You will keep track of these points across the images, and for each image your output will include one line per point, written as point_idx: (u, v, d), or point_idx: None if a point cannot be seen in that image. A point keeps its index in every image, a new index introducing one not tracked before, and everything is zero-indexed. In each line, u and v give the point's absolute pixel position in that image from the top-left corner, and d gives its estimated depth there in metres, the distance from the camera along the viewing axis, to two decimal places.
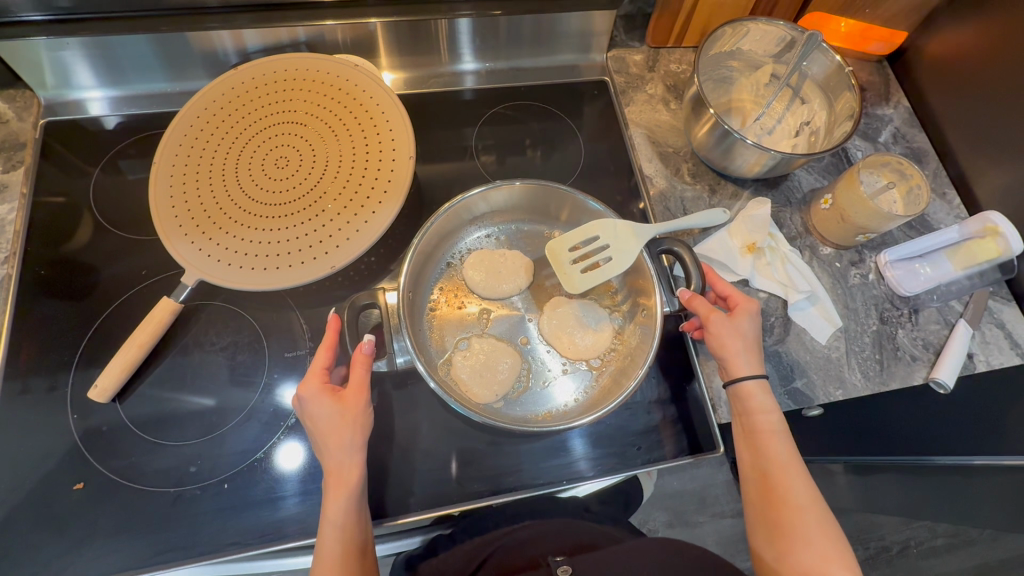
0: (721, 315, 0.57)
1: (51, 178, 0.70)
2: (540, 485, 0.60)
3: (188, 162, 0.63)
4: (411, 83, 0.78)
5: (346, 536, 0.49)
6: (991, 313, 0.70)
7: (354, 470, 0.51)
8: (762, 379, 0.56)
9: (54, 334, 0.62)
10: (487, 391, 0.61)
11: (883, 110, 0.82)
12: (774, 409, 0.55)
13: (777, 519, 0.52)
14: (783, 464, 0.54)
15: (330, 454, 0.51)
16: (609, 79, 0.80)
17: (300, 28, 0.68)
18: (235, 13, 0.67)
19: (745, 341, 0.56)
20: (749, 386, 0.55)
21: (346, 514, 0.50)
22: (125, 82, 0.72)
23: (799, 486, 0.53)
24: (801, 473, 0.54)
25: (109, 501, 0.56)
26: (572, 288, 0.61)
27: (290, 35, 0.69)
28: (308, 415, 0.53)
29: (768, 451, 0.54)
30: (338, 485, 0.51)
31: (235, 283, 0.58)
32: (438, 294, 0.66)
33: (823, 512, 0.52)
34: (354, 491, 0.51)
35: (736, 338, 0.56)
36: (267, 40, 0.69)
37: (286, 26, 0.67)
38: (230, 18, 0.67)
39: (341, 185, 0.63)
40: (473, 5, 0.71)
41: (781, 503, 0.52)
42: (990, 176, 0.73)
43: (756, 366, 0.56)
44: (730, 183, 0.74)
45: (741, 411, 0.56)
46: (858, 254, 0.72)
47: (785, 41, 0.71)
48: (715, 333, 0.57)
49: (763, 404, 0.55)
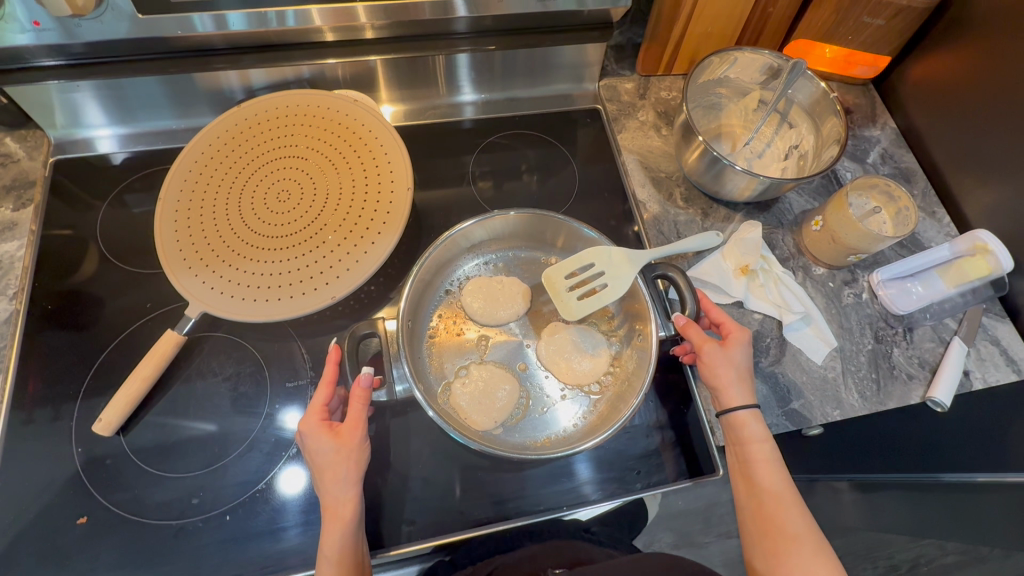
0: (715, 346, 0.57)
1: (59, 214, 0.71)
2: (540, 511, 0.60)
3: (193, 196, 0.65)
4: (409, 116, 0.80)
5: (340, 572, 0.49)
6: (985, 330, 0.70)
7: (349, 504, 0.52)
8: (755, 409, 0.56)
9: (59, 368, 0.63)
10: (487, 418, 0.61)
11: (870, 132, 0.84)
12: (768, 439, 0.55)
13: (771, 549, 0.53)
14: (777, 494, 0.54)
15: (326, 489, 0.52)
16: (602, 107, 0.82)
17: (304, 66, 0.71)
18: (240, 54, 0.69)
19: (738, 370, 0.57)
20: (741, 417, 0.56)
21: (339, 549, 0.50)
22: (134, 120, 0.74)
23: (793, 516, 0.53)
24: (796, 501, 0.54)
25: (111, 534, 0.56)
26: (567, 316, 0.63)
27: (295, 72, 0.72)
28: (307, 450, 0.54)
29: (760, 481, 0.55)
30: (333, 520, 0.51)
31: (238, 315, 0.59)
32: (437, 321, 0.67)
33: (819, 542, 0.52)
34: (349, 526, 0.51)
35: (728, 368, 0.57)
36: (273, 77, 0.72)
37: (290, 65, 0.70)
38: (235, 59, 0.69)
39: (341, 216, 0.65)
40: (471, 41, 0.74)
41: (777, 533, 0.53)
42: (977, 196, 0.74)
43: (749, 396, 0.56)
44: (722, 207, 0.75)
45: (734, 440, 0.57)
46: (851, 274, 0.72)
47: (772, 69, 0.73)
48: (708, 362, 0.57)
49: (756, 432, 0.56)
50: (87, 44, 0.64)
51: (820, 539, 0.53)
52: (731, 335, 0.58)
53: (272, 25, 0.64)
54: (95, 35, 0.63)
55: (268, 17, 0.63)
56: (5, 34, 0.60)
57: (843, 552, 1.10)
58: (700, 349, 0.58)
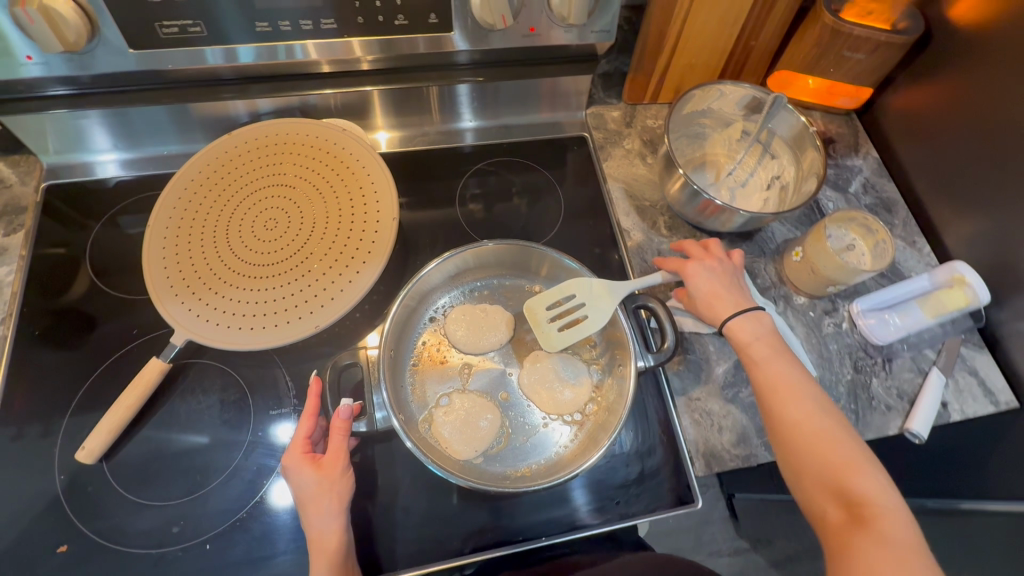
0: (688, 295, 0.64)
1: (48, 239, 0.72)
2: (521, 541, 0.60)
3: (182, 224, 0.66)
4: (402, 142, 0.81)
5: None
6: (964, 360, 0.71)
7: (335, 536, 0.52)
8: (728, 321, 0.59)
9: (45, 394, 0.63)
10: (468, 447, 0.62)
11: (853, 161, 0.85)
12: (761, 340, 0.58)
13: (781, 442, 0.53)
14: (785, 395, 0.54)
15: (310, 523, 0.53)
16: (589, 135, 0.84)
17: (312, 95, 0.72)
18: (248, 83, 0.71)
19: (704, 294, 0.62)
20: (733, 324, 0.59)
21: None
22: (138, 145, 0.76)
23: (798, 403, 0.53)
24: (800, 390, 0.54)
25: (91, 564, 0.57)
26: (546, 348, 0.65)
27: (301, 100, 0.73)
28: (291, 484, 0.55)
29: (768, 384, 0.55)
30: (320, 553, 0.51)
31: (223, 343, 0.60)
32: (420, 349, 0.68)
33: (827, 424, 0.52)
34: (336, 559, 0.51)
35: (697, 303, 0.63)
36: (278, 104, 0.73)
37: (297, 94, 0.72)
38: (243, 88, 0.71)
39: (328, 245, 0.66)
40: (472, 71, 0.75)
41: (781, 424, 0.53)
42: (957, 226, 0.75)
43: (721, 314, 0.60)
44: (706, 236, 0.77)
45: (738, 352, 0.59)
46: (831, 304, 0.73)
47: (754, 102, 0.75)
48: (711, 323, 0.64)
49: (747, 337, 0.58)
50: (95, 75, 0.65)
51: (839, 428, 0.53)
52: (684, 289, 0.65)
53: (281, 59, 0.66)
54: (104, 67, 0.64)
55: (278, 51, 0.65)
56: (14, 67, 0.62)
57: None
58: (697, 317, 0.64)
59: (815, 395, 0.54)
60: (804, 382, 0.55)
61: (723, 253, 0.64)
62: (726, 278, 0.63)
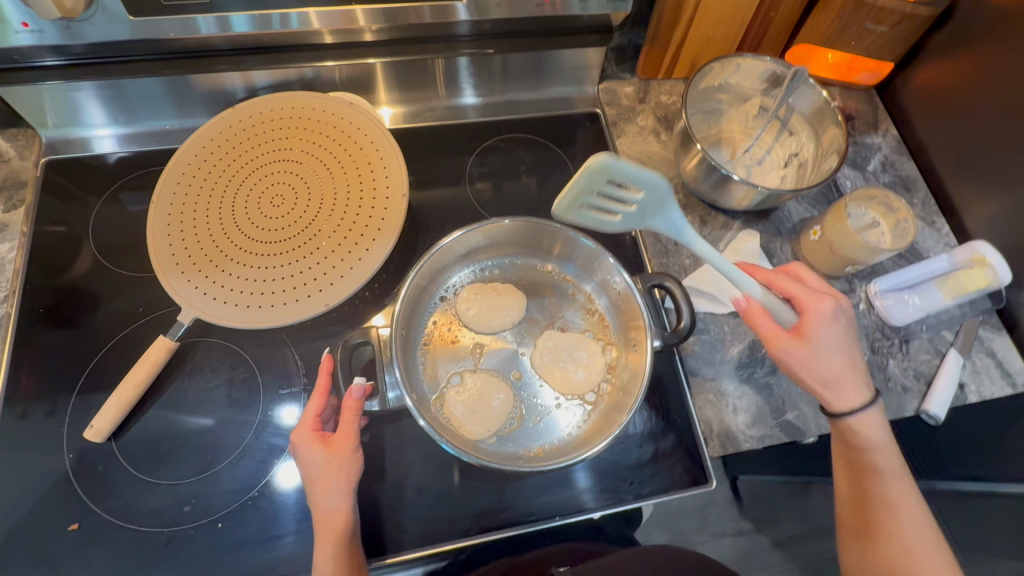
0: (799, 351, 0.52)
1: (49, 215, 0.70)
2: (534, 521, 0.60)
3: (185, 200, 0.64)
4: (406, 118, 0.79)
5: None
6: (981, 342, 0.69)
7: (341, 516, 0.52)
8: (863, 416, 0.53)
9: (51, 372, 0.62)
10: (480, 427, 0.61)
11: (871, 138, 0.83)
12: (890, 446, 0.54)
13: (867, 532, 0.55)
14: (888, 480, 0.54)
15: (318, 502, 0.52)
16: (601, 111, 0.81)
17: (307, 68, 0.70)
18: (243, 55, 0.68)
19: (820, 364, 0.52)
20: (861, 420, 0.53)
21: (332, 564, 0.50)
22: (135, 119, 0.73)
23: (905, 513, 0.53)
24: (913, 506, 0.54)
25: (104, 542, 0.56)
26: (591, 164, 0.51)
27: (298, 73, 0.71)
28: (300, 461, 0.54)
29: (882, 496, 0.54)
30: (326, 532, 0.51)
31: (230, 321, 0.59)
32: (431, 327, 0.67)
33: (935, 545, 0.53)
34: (342, 538, 0.51)
35: (809, 365, 0.52)
36: (276, 78, 0.71)
37: (293, 66, 0.69)
38: (239, 61, 0.68)
39: (336, 222, 0.64)
40: (473, 43, 0.73)
41: (877, 520, 0.54)
42: (977, 206, 0.74)
43: (846, 401, 0.53)
44: (721, 214, 0.75)
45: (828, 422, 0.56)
46: (849, 284, 0.72)
47: (774, 75, 0.72)
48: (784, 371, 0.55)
49: (877, 439, 0.53)
50: (89, 44, 0.63)
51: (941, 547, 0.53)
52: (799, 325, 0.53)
53: (275, 28, 0.64)
54: (98, 36, 0.62)
55: (272, 20, 0.63)
56: (5, 34, 0.60)
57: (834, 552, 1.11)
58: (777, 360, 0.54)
59: (926, 516, 0.54)
60: (914, 501, 0.54)
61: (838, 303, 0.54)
62: (850, 342, 0.53)
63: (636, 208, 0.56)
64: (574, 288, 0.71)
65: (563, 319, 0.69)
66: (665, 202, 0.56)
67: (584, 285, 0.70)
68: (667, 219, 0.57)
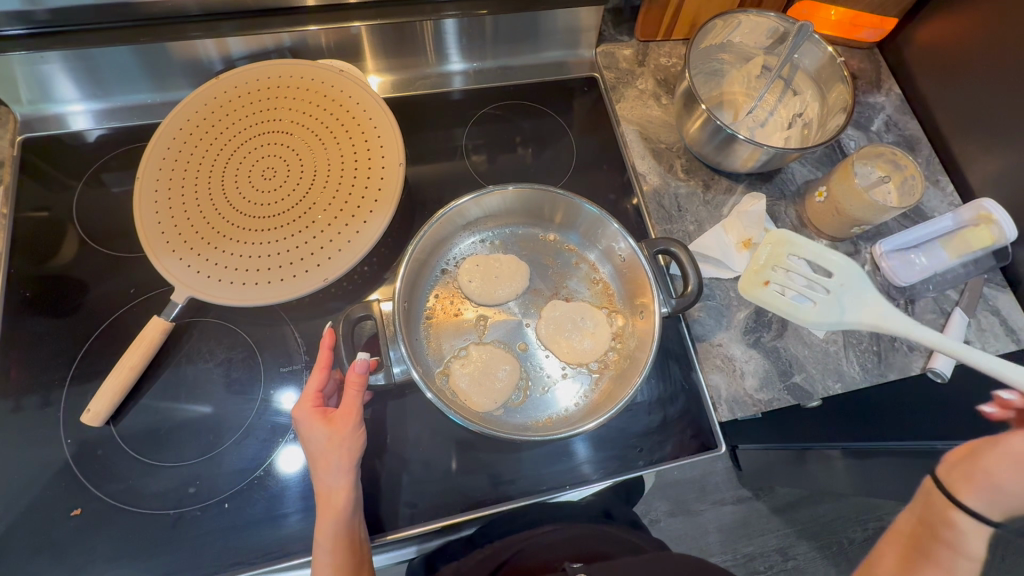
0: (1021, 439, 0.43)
1: (32, 196, 0.68)
2: (542, 491, 0.60)
3: (172, 175, 0.62)
4: (397, 86, 0.76)
5: (336, 560, 0.49)
6: (986, 300, 0.69)
7: (342, 493, 0.51)
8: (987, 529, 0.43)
9: (44, 356, 0.61)
10: (488, 399, 0.61)
11: (875, 98, 0.81)
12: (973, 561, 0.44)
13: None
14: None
15: (319, 477, 0.52)
16: (599, 75, 0.79)
17: (284, 33, 0.67)
18: (218, 20, 0.66)
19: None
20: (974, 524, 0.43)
21: (333, 538, 0.50)
22: (109, 94, 0.70)
23: None
24: None
25: (107, 526, 0.56)
26: (775, 235, 0.60)
27: (275, 41, 0.68)
28: (302, 436, 0.54)
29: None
30: (326, 507, 0.51)
31: (225, 299, 0.57)
32: (434, 301, 0.66)
33: None
34: (342, 514, 0.50)
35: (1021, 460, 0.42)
36: (252, 46, 0.68)
37: (269, 32, 0.66)
38: (214, 26, 0.65)
39: (331, 195, 0.62)
40: (459, 5, 0.70)
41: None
42: (982, 163, 0.72)
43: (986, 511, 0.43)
44: (724, 178, 0.73)
45: (927, 492, 0.47)
46: (853, 246, 0.71)
47: (777, 33, 0.70)
48: (996, 448, 0.44)
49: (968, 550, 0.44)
50: (51, 9, 0.61)
51: None
52: None
53: None
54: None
55: None
56: None
57: (831, 515, 1.13)
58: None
59: None
60: None
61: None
62: None
63: (834, 294, 0.57)
64: (577, 257, 0.70)
65: (568, 288, 0.68)
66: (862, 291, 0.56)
67: (587, 254, 0.70)
68: (872, 310, 0.56)
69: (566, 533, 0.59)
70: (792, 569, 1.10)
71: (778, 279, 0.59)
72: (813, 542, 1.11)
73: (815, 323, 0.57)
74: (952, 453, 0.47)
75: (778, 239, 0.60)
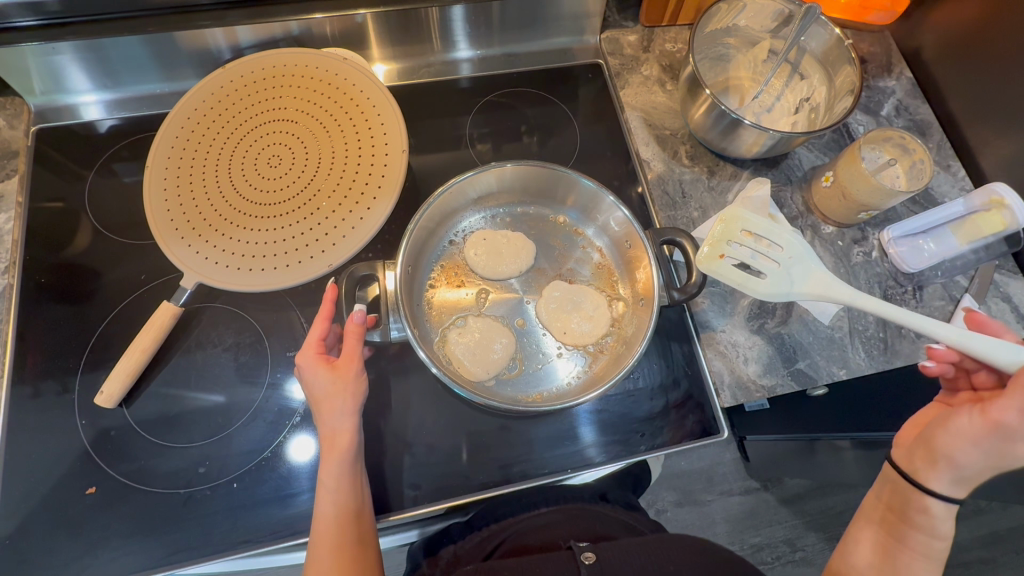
0: (970, 417, 0.45)
1: (48, 184, 0.69)
2: (544, 475, 0.60)
3: (181, 164, 0.63)
4: (401, 75, 0.76)
5: (337, 499, 0.50)
6: (997, 287, 0.68)
7: (347, 434, 0.52)
8: (953, 504, 0.45)
9: (59, 340, 0.63)
10: (480, 368, 0.62)
11: (885, 82, 0.79)
12: (946, 538, 0.46)
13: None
14: (919, 558, 0.46)
15: (323, 420, 0.53)
16: (603, 62, 0.79)
17: (292, 21, 0.67)
18: (226, 9, 0.66)
19: (972, 442, 0.44)
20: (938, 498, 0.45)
21: (338, 478, 0.51)
22: (121, 85, 0.71)
23: None
24: None
25: (122, 504, 0.57)
26: (726, 212, 0.60)
27: (283, 29, 0.68)
28: (304, 382, 0.54)
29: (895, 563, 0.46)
30: (331, 448, 0.52)
31: (232, 285, 0.58)
32: (438, 273, 0.67)
33: None
34: (347, 455, 0.52)
35: (961, 434, 0.45)
36: (261, 34, 0.68)
37: (278, 20, 0.67)
38: (222, 15, 0.66)
39: (335, 182, 0.63)
40: None
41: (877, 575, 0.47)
42: (995, 148, 0.71)
43: (952, 489, 0.45)
44: (729, 164, 0.73)
45: (891, 478, 0.49)
46: (861, 232, 0.70)
47: (783, 15, 0.70)
48: (948, 431, 0.46)
49: (940, 528, 0.46)
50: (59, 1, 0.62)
51: None
52: (985, 401, 0.44)
53: None
54: None
55: None
56: None
57: (841, 506, 1.12)
58: (985, 429, 0.44)
59: None
60: None
61: (997, 363, 0.47)
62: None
63: (781, 266, 0.57)
64: (582, 241, 0.70)
65: (570, 270, 0.69)
66: (809, 262, 0.57)
67: (588, 234, 0.70)
68: (818, 280, 0.57)
69: (567, 514, 0.60)
70: (800, 561, 1.09)
71: (734, 254, 0.59)
72: (822, 533, 1.11)
73: (764, 295, 0.58)
74: (905, 435, 0.51)
75: (730, 216, 0.59)
